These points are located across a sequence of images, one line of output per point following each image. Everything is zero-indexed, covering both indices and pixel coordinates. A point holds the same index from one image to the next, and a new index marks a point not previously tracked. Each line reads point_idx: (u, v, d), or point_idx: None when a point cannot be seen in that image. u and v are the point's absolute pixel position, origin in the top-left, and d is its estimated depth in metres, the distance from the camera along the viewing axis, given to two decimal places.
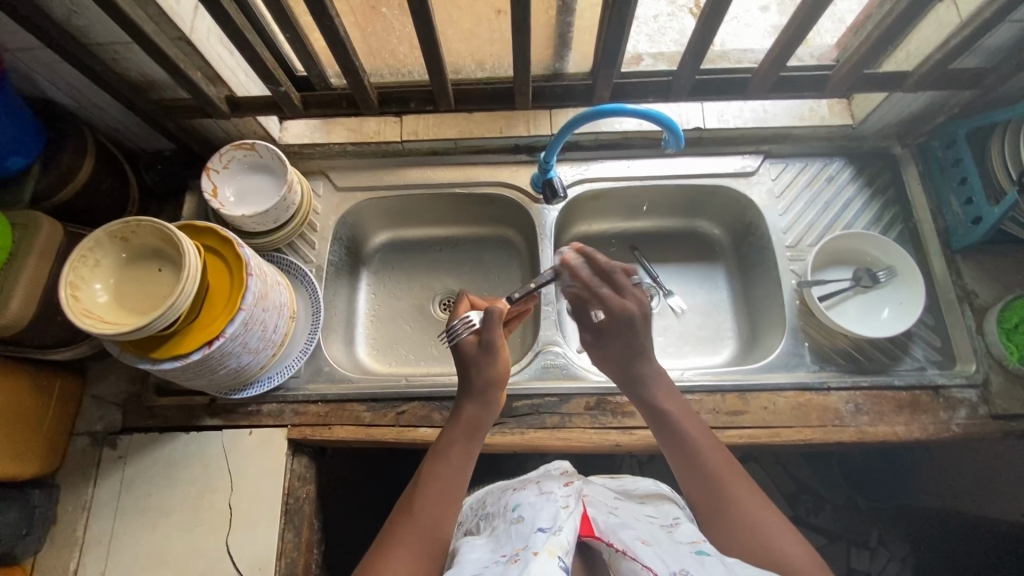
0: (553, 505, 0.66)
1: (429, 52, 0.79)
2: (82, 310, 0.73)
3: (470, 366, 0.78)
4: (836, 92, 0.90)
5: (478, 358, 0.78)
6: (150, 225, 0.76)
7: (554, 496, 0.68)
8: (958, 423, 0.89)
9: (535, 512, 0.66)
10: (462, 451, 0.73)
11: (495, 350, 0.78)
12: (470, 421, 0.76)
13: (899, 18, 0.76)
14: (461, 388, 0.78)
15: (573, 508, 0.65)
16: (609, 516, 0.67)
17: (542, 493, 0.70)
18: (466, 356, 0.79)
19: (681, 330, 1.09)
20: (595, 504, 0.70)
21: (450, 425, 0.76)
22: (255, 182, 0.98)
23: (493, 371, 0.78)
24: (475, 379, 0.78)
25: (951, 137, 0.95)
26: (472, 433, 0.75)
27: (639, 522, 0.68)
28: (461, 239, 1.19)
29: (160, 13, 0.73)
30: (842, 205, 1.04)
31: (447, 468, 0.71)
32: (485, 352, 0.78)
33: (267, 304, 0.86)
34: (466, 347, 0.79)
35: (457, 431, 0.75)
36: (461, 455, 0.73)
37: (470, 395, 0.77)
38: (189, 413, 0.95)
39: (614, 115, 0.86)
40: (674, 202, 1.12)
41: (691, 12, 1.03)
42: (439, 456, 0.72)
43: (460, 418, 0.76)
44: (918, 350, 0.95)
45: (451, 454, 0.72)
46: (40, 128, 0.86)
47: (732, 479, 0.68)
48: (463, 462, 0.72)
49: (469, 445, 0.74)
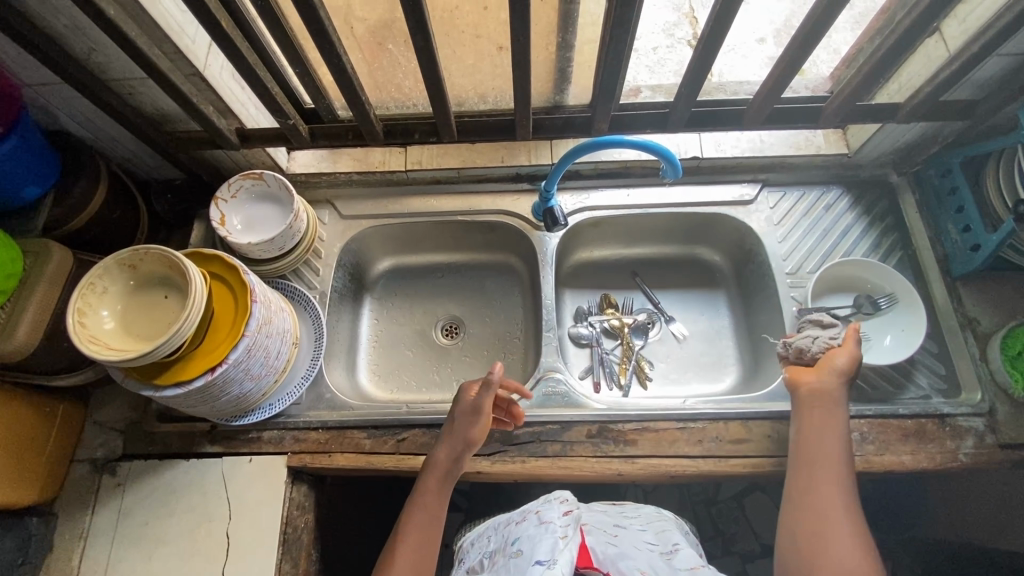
0: (551, 536, 0.71)
1: (433, 87, 0.82)
2: (88, 337, 0.74)
3: (458, 417, 0.83)
4: (829, 122, 0.91)
5: (465, 416, 0.82)
6: (158, 253, 0.78)
7: (551, 526, 0.72)
8: (965, 452, 0.88)
9: (533, 544, 0.71)
10: (435, 496, 0.79)
11: (478, 413, 0.81)
12: (443, 467, 0.81)
13: (889, 54, 0.78)
14: (443, 436, 0.84)
15: (570, 540, 0.70)
16: (608, 546, 0.74)
17: (542, 523, 0.74)
18: (461, 407, 0.83)
19: (682, 356, 1.10)
20: (594, 534, 0.77)
21: (426, 471, 0.82)
22: (261, 211, 1.00)
23: (470, 433, 0.81)
24: (460, 432, 0.82)
25: (947, 165, 0.97)
26: (445, 482, 0.81)
27: (637, 552, 0.73)
28: (464, 266, 1.21)
29: (177, 51, 0.76)
30: (840, 233, 1.05)
31: (424, 519, 0.78)
32: (471, 412, 0.82)
33: (270, 330, 0.88)
34: (461, 400, 0.84)
35: (432, 478, 0.81)
36: (436, 504, 0.79)
37: (449, 445, 0.82)
38: (189, 440, 0.94)
39: (613, 147, 0.88)
40: (674, 229, 1.14)
41: (690, 45, 1.06)
42: (418, 502, 0.79)
43: (436, 465, 0.81)
44: (922, 378, 0.94)
45: (426, 501, 0.79)
46: (55, 160, 0.88)
47: (820, 491, 0.75)
48: (439, 509, 0.79)
49: (443, 491, 0.80)
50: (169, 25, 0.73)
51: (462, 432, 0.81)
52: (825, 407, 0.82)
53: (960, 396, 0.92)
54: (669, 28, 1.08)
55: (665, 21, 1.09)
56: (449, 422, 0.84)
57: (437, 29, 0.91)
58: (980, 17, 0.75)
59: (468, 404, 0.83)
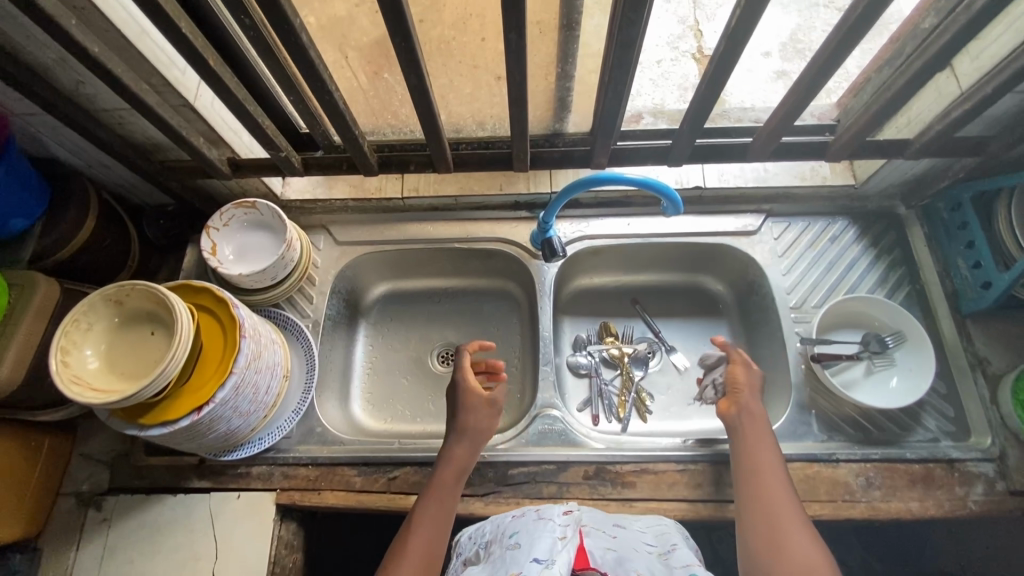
0: (550, 534, 0.70)
1: (429, 121, 0.80)
2: (71, 378, 0.72)
3: (465, 409, 0.85)
4: (837, 157, 0.88)
5: (473, 407, 0.85)
6: (144, 289, 0.76)
7: (551, 525, 0.72)
8: (975, 499, 0.85)
9: (531, 540, 0.69)
10: (450, 490, 0.79)
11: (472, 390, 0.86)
12: (459, 460, 0.82)
13: (899, 93, 0.75)
14: (454, 430, 0.84)
15: (570, 540, 0.69)
16: (606, 550, 0.71)
17: (540, 520, 0.74)
18: (466, 399, 0.85)
19: (683, 389, 1.07)
20: (593, 535, 0.74)
21: (440, 465, 0.82)
22: (253, 239, 0.98)
23: (483, 423, 0.84)
24: (468, 424, 0.84)
25: (957, 200, 0.94)
26: (459, 475, 0.81)
27: (636, 554, 0.71)
28: (461, 291, 1.18)
29: (165, 84, 0.74)
30: (846, 265, 1.02)
31: (438, 511, 0.77)
32: (479, 404, 0.85)
33: (260, 365, 0.85)
34: (465, 391, 0.86)
35: (449, 470, 0.81)
36: (450, 497, 0.79)
37: (465, 438, 0.83)
38: (177, 474, 0.93)
39: (612, 184, 0.85)
40: (675, 258, 1.11)
41: (693, 59, 1.08)
42: (432, 496, 0.79)
43: (453, 457, 0.82)
44: (930, 420, 0.91)
45: (441, 495, 0.78)
46: (43, 189, 0.86)
47: (779, 513, 0.71)
48: (452, 503, 0.79)
49: (456, 485, 0.81)
50: (158, 60, 0.71)
51: (478, 422, 0.84)
52: (755, 419, 0.81)
53: (970, 440, 0.89)
54: (673, 41, 1.10)
55: (670, 33, 1.10)
56: (456, 415, 0.85)
57: None
58: (992, 56, 0.73)
59: (475, 395, 0.85)
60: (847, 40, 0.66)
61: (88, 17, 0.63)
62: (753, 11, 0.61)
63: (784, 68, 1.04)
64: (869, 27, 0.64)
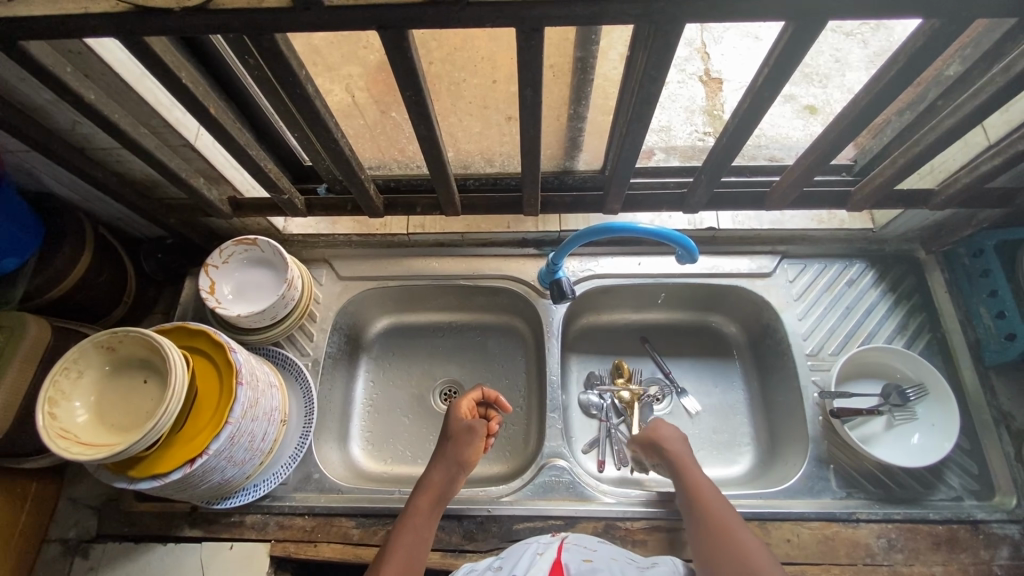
0: (531, 553, 0.74)
1: (437, 167, 0.77)
2: (58, 432, 0.68)
3: (451, 439, 0.85)
4: (858, 206, 0.86)
5: (459, 436, 0.85)
6: (138, 336, 0.73)
7: (533, 545, 0.76)
8: (1002, 564, 0.81)
9: (513, 559, 0.74)
10: (426, 519, 0.77)
11: (470, 431, 0.84)
12: (436, 488, 0.80)
13: (926, 149, 0.72)
14: (436, 458, 0.84)
15: (547, 555, 0.73)
16: (582, 562, 0.72)
17: (525, 541, 0.78)
18: (454, 429, 0.86)
19: (694, 434, 1.02)
20: (572, 549, 0.74)
21: (416, 493, 0.80)
22: (254, 277, 0.95)
23: (466, 453, 0.83)
24: (452, 451, 0.83)
25: (979, 246, 0.92)
26: (435, 503, 0.79)
27: (611, 566, 0.72)
28: (465, 326, 1.14)
29: (165, 125, 0.72)
30: (864, 310, 0.99)
31: (411, 540, 0.74)
32: (465, 432, 0.85)
33: (257, 413, 0.81)
34: (455, 420, 0.87)
35: (424, 497, 0.79)
36: (426, 525, 0.77)
37: (443, 466, 0.82)
38: (168, 521, 0.89)
39: (624, 232, 0.82)
40: (688, 298, 1.08)
41: (702, 80, 0.99)
42: (406, 522, 0.77)
43: (430, 484, 0.81)
44: (953, 477, 0.87)
45: (415, 523, 0.76)
46: (39, 226, 0.84)
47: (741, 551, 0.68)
48: (427, 531, 0.76)
49: (433, 514, 0.79)
50: (158, 103, 0.69)
51: (460, 449, 0.83)
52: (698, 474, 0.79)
53: (994, 500, 0.85)
54: (680, 63, 0.99)
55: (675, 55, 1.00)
56: (442, 445, 0.86)
57: (443, 99, 0.87)
58: None
59: (462, 424, 0.86)
60: (876, 100, 0.63)
61: (85, 63, 0.61)
62: (782, 71, 0.58)
63: (792, 92, 0.96)
64: (901, 88, 0.61)
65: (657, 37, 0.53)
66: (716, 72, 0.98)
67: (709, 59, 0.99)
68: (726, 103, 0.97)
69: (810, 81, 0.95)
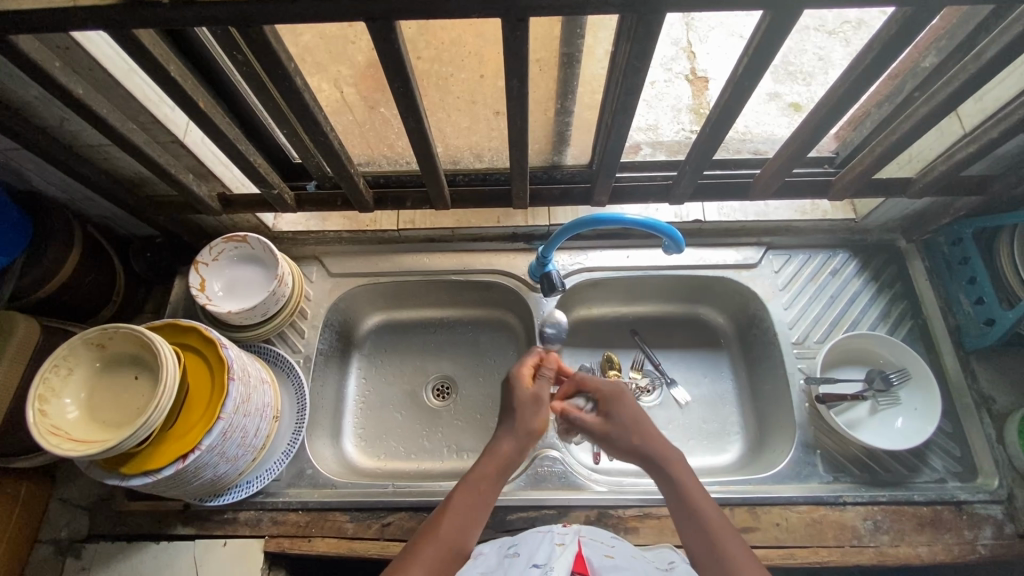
0: (550, 544, 0.73)
1: (426, 161, 0.78)
2: (48, 428, 0.68)
3: (519, 405, 0.78)
4: (840, 196, 0.88)
5: (526, 405, 0.77)
6: (129, 332, 0.73)
7: (552, 535, 0.75)
8: (984, 544, 0.83)
9: (531, 550, 0.73)
10: (491, 486, 0.71)
11: (538, 401, 0.77)
12: (503, 458, 0.72)
13: (903, 137, 0.74)
14: (501, 428, 0.76)
15: (568, 547, 0.72)
16: (604, 558, 0.71)
17: (542, 532, 0.77)
18: (521, 396, 0.78)
19: (684, 423, 1.02)
20: (592, 545, 0.74)
21: (484, 457, 0.73)
22: (244, 274, 0.95)
23: (534, 424, 0.76)
24: (520, 419, 0.76)
25: (957, 235, 0.94)
26: (501, 473, 0.72)
27: (631, 564, 0.71)
28: (456, 322, 1.15)
29: (153, 121, 0.72)
30: (848, 299, 1.01)
31: (471, 507, 0.68)
32: (532, 402, 0.77)
33: (250, 408, 0.81)
34: (519, 389, 0.79)
35: (491, 463, 0.72)
36: (490, 492, 0.70)
37: (512, 433, 0.75)
38: (160, 519, 0.89)
39: (610, 223, 0.84)
40: (676, 290, 1.09)
41: (688, 79, 1.01)
42: (468, 492, 0.69)
43: (498, 450, 0.73)
44: (936, 460, 0.89)
45: (477, 495, 0.69)
46: (26, 225, 0.84)
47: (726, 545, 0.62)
48: (490, 503, 0.70)
49: (498, 485, 0.71)
50: (146, 99, 0.69)
51: (526, 421, 0.76)
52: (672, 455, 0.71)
53: (977, 481, 0.87)
54: (666, 63, 1.02)
55: (663, 55, 1.03)
56: (507, 413, 0.78)
57: (432, 94, 0.88)
58: (997, 99, 0.74)
59: (527, 394, 0.78)
60: (853, 88, 0.65)
61: (73, 58, 0.61)
62: (762, 60, 0.60)
63: (777, 90, 0.99)
64: (879, 76, 0.62)
65: (640, 26, 0.54)
66: (702, 72, 1.01)
67: (695, 59, 1.02)
68: (712, 101, 0.99)
69: (794, 79, 0.98)
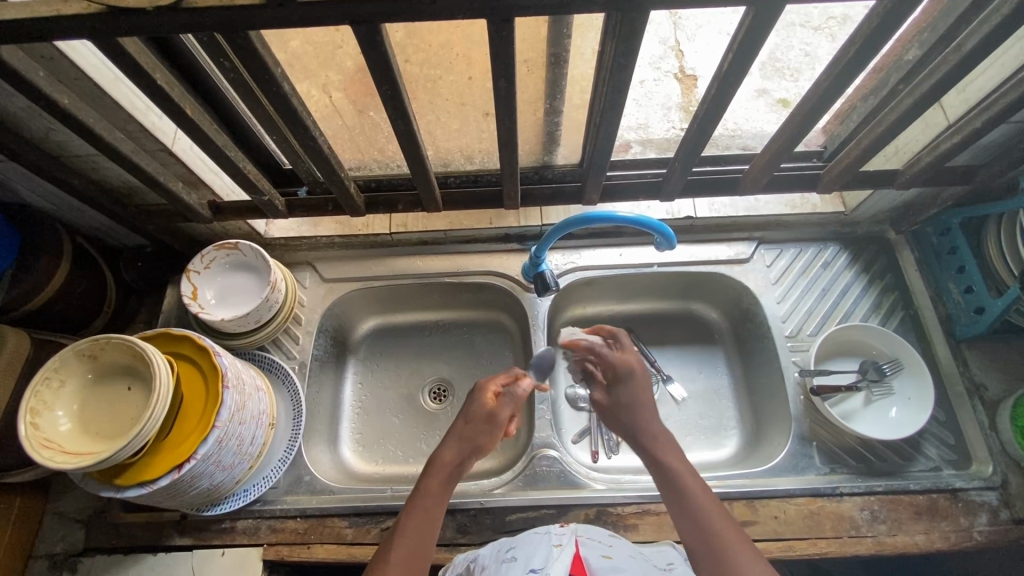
0: (547, 546, 0.72)
1: (416, 165, 0.78)
2: (41, 441, 0.68)
3: (470, 420, 0.77)
4: (828, 188, 0.89)
5: (479, 419, 0.77)
6: (121, 342, 0.72)
7: (549, 538, 0.74)
8: (980, 530, 0.83)
9: (528, 553, 0.72)
10: (437, 498, 0.71)
11: (493, 420, 0.77)
12: (447, 469, 0.73)
13: (890, 128, 0.74)
14: (449, 435, 0.77)
15: (566, 547, 0.71)
16: (603, 558, 0.70)
17: (538, 534, 0.76)
18: (474, 411, 0.78)
19: (681, 419, 1.03)
20: (588, 545, 0.73)
21: (428, 470, 0.73)
22: (236, 282, 0.95)
23: (481, 440, 0.76)
24: (469, 435, 0.76)
25: (945, 225, 0.94)
26: (445, 484, 0.73)
27: (629, 563, 0.70)
28: (451, 324, 1.15)
29: (141, 129, 0.72)
30: (840, 292, 1.02)
31: (421, 519, 0.69)
32: (484, 417, 0.77)
33: (245, 416, 0.81)
34: (477, 402, 0.79)
35: (437, 475, 0.73)
36: (434, 504, 0.70)
37: (456, 446, 0.75)
38: (157, 531, 0.88)
39: (602, 221, 0.83)
40: (670, 287, 1.10)
41: (677, 78, 1.02)
42: (419, 503, 0.70)
43: (442, 461, 0.74)
44: (931, 448, 0.90)
45: (425, 504, 0.70)
46: (14, 238, 0.83)
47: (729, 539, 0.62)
48: (438, 513, 0.70)
49: (442, 497, 0.72)
50: (134, 107, 0.70)
51: (478, 434, 0.76)
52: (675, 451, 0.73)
53: (971, 469, 0.88)
54: (655, 62, 1.04)
55: (652, 54, 1.04)
56: (458, 423, 0.78)
57: (421, 97, 0.89)
58: (979, 89, 0.74)
59: (484, 407, 0.78)
60: (837, 80, 0.65)
61: (59, 68, 0.61)
62: (745, 56, 0.60)
63: (765, 86, 1.00)
64: (861, 69, 0.63)
65: (624, 23, 0.55)
66: (691, 70, 1.02)
67: (683, 58, 1.03)
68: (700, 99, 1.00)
69: (782, 75, 0.99)
